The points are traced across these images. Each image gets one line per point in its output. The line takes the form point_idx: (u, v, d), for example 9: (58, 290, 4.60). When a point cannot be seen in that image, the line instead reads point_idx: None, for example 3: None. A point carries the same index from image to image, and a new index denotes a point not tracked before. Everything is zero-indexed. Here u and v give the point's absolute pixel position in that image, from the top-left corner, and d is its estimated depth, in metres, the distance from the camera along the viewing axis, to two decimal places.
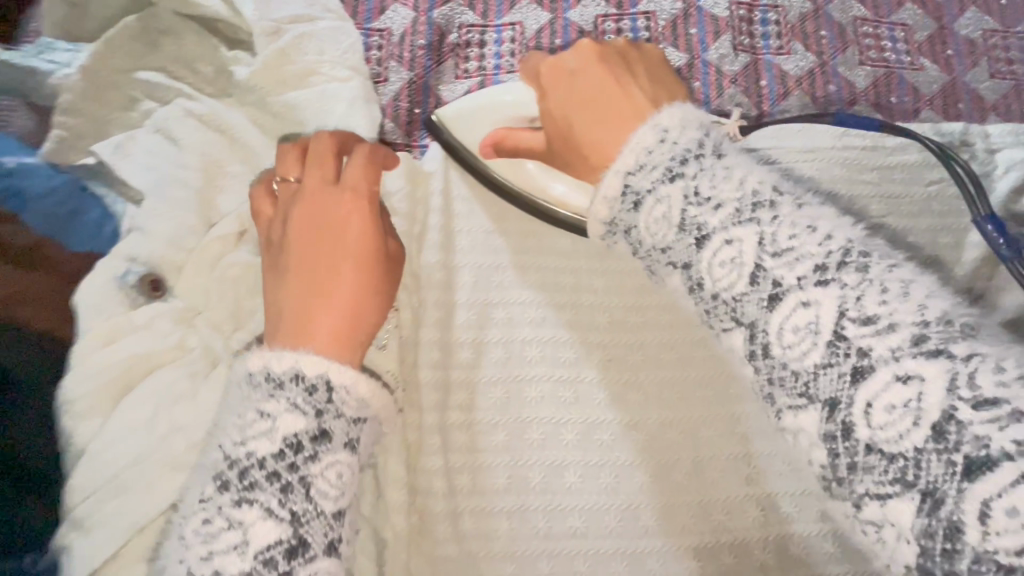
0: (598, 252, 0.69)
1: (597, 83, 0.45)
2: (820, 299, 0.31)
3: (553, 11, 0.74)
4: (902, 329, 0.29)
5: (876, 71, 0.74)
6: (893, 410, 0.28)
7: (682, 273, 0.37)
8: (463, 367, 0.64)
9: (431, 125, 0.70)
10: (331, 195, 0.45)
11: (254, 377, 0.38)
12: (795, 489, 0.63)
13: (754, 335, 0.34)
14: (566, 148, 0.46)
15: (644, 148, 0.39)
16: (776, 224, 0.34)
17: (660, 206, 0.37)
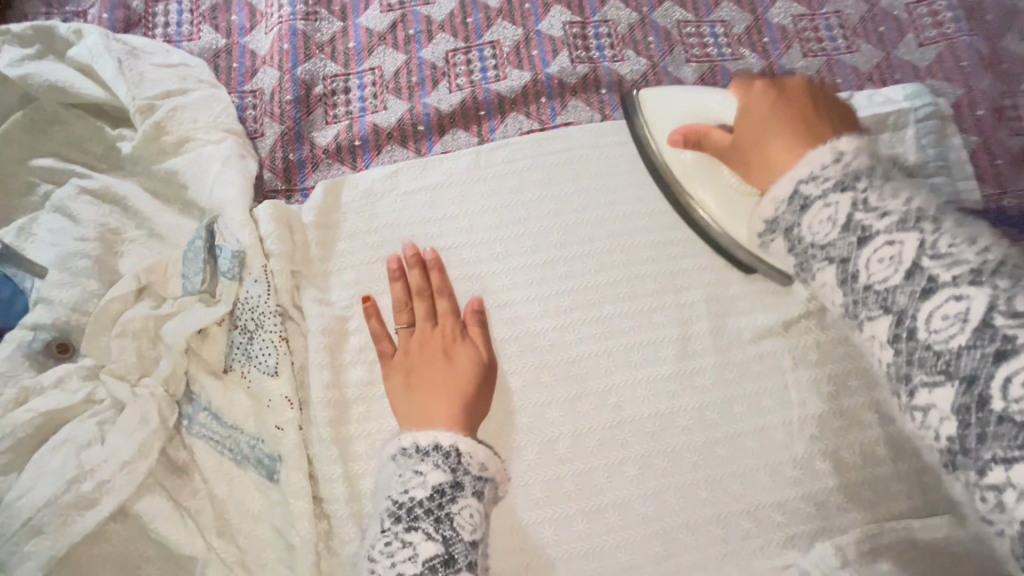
0: (472, 260, 0.75)
1: (799, 105, 0.59)
2: (837, 201, 0.49)
3: (408, 52, 0.82)
4: (962, 264, 0.43)
5: (701, 66, 0.84)
6: (947, 319, 0.43)
7: (837, 264, 0.49)
8: (358, 380, 0.70)
9: (307, 169, 0.77)
10: (434, 329, 0.70)
11: (407, 449, 0.60)
12: (668, 446, 0.71)
13: (902, 320, 0.45)
14: (745, 160, 0.63)
15: (816, 162, 0.51)
16: (937, 234, 0.45)
17: (825, 209, 0.50)
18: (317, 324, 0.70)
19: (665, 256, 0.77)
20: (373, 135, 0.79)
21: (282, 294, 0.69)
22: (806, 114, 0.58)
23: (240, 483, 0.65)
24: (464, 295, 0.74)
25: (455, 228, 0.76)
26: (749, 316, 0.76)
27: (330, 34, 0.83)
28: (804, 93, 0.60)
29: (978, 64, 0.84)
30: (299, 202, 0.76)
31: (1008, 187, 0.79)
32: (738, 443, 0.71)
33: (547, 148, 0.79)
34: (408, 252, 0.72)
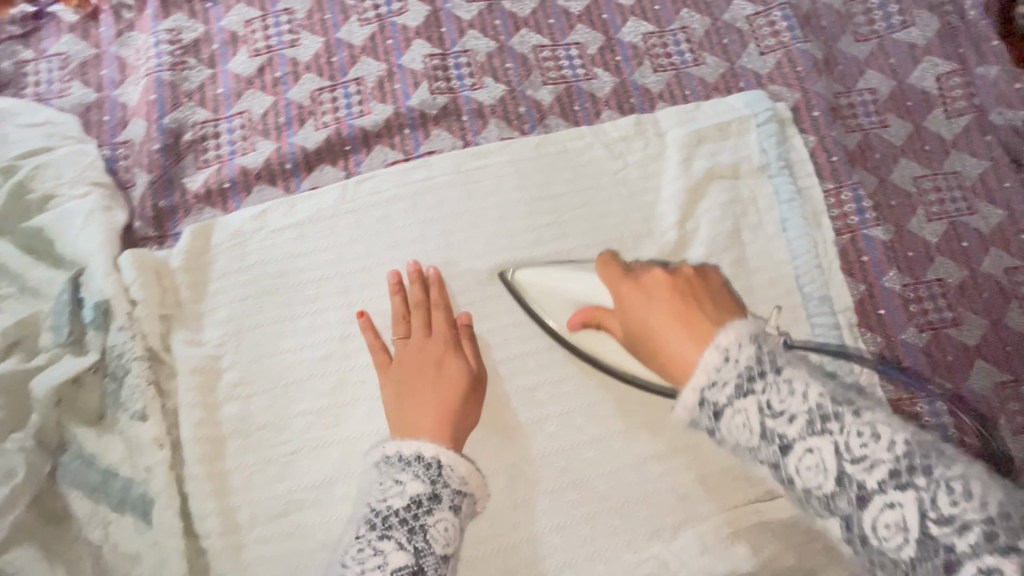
0: (341, 289, 0.79)
1: (665, 300, 0.61)
2: (744, 406, 0.47)
3: (275, 94, 0.86)
4: (797, 417, 0.45)
5: (557, 88, 0.90)
6: (810, 469, 0.44)
7: (770, 466, 0.47)
8: (233, 415, 0.73)
9: (179, 214, 0.80)
10: (426, 343, 0.74)
11: (391, 457, 0.63)
12: (537, 454, 0.74)
13: (779, 468, 0.46)
14: (643, 344, 0.62)
15: (712, 365, 0.49)
16: (844, 433, 0.44)
17: (739, 416, 0.47)
18: (187, 364, 0.73)
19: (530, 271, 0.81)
20: (241, 177, 0.82)
21: (151, 339, 0.72)
22: (690, 308, 0.59)
23: (114, 527, 0.67)
24: (335, 324, 0.78)
25: (325, 259, 0.80)
26: None
27: (198, 81, 0.86)
28: (694, 281, 0.64)
29: (814, 68, 0.90)
30: (172, 247, 0.79)
31: (843, 181, 0.86)
32: (605, 445, 0.75)
33: (412, 177, 0.84)
34: (408, 268, 0.78)
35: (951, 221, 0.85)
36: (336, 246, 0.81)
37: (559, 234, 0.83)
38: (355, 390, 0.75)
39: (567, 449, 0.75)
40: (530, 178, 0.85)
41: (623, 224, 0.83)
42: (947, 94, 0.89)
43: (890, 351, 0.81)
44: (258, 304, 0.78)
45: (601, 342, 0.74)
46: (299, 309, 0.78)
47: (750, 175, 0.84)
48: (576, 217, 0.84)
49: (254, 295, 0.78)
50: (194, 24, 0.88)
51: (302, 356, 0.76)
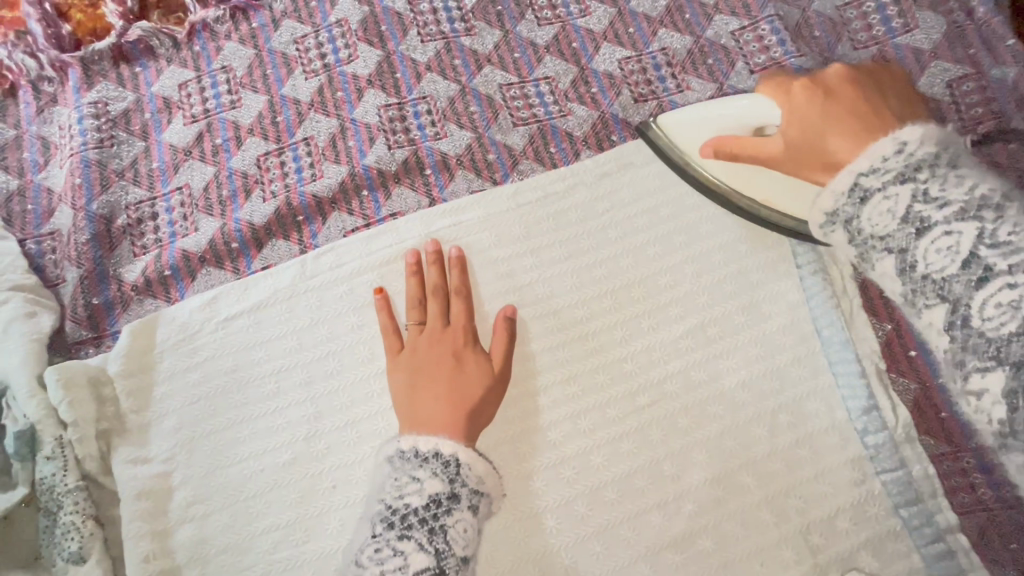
0: (303, 381, 0.70)
1: (852, 101, 0.49)
2: (896, 192, 0.40)
3: (216, 164, 0.77)
4: (953, 203, 0.37)
5: (530, 129, 0.80)
6: (942, 252, 0.37)
7: (894, 254, 0.40)
8: (189, 541, 0.64)
9: (117, 309, 0.72)
10: (451, 330, 0.68)
11: (406, 453, 0.57)
12: (538, 553, 0.66)
13: (902, 257, 0.39)
14: (803, 149, 0.51)
15: (878, 153, 0.42)
16: (999, 221, 0.36)
17: (887, 201, 0.40)
18: (132, 489, 0.64)
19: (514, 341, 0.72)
20: (183, 261, 0.73)
21: (89, 465, 0.64)
22: (875, 109, 0.47)
23: None
24: (298, 422, 0.69)
25: (283, 348, 0.71)
26: (612, 391, 0.71)
27: (131, 156, 0.77)
28: (880, 77, 0.52)
29: None
30: (109, 350, 0.70)
31: None
32: (614, 535, 0.67)
33: (375, 244, 0.75)
34: (429, 249, 0.73)
35: None
36: (296, 331, 0.71)
37: (544, 294, 0.74)
38: (327, 498, 0.66)
39: (576, 541, 0.66)
40: (509, 232, 0.75)
41: (614, 277, 0.75)
42: (961, 100, 0.81)
43: (925, 398, 0.72)
44: (209, 409, 0.68)
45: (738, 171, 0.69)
46: (258, 409, 0.69)
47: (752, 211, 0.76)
48: (563, 273, 0.74)
49: (205, 397, 0.69)
50: (122, 94, 0.80)
51: (264, 464, 0.67)
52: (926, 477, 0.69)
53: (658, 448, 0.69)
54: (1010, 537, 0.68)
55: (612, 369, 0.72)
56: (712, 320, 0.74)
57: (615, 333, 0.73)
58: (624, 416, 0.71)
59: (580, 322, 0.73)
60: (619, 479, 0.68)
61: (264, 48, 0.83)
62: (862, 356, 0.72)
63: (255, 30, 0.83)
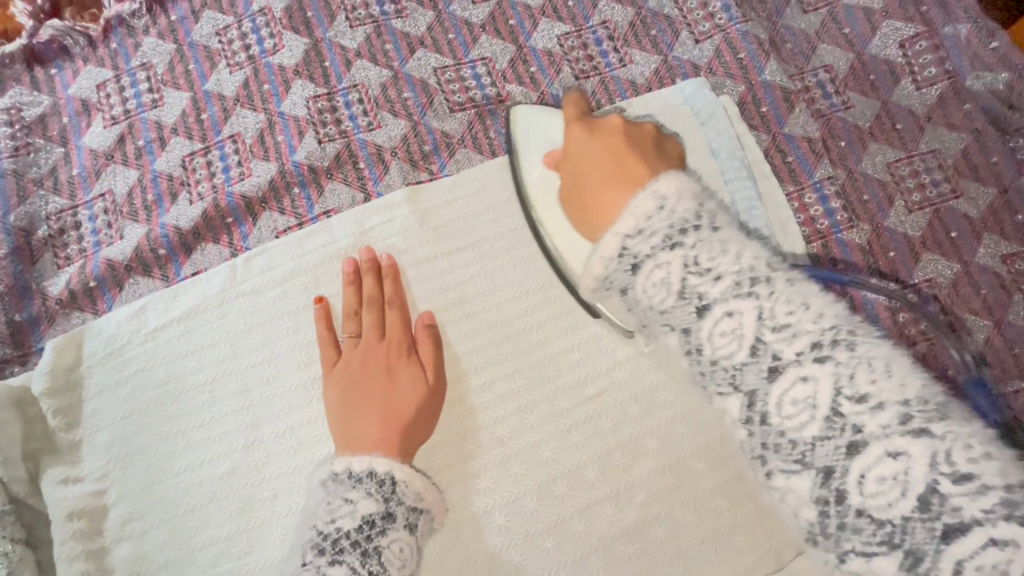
0: (240, 389, 0.68)
1: (614, 147, 0.49)
2: (668, 259, 0.35)
3: (140, 167, 0.74)
4: (725, 275, 0.34)
5: (467, 113, 0.77)
6: (725, 335, 0.34)
7: (679, 333, 0.35)
8: (127, 558, 0.62)
9: (42, 324, 0.69)
10: (386, 342, 0.66)
11: (340, 474, 0.54)
12: (488, 552, 0.64)
13: (687, 337, 0.35)
14: (574, 201, 0.49)
15: (641, 212, 0.37)
16: (774, 299, 0.33)
17: (659, 270, 0.35)
18: (62, 509, 0.62)
19: (458, 334, 0.70)
20: (109, 271, 0.71)
21: (16, 486, 0.62)
22: (625, 159, 0.47)
23: None
24: (236, 431, 0.66)
25: (217, 355, 0.69)
26: (561, 382, 0.69)
27: (49, 163, 0.74)
28: (630, 132, 0.51)
29: (758, 52, 0.79)
30: (36, 365, 0.67)
31: (804, 183, 0.75)
32: (566, 529, 0.65)
33: (311, 244, 0.72)
34: (363, 255, 0.70)
35: (935, 208, 0.74)
36: (231, 338, 0.69)
37: (487, 287, 0.71)
38: (268, 506, 0.64)
39: (527, 538, 0.65)
40: (449, 224, 0.73)
41: None
42: (914, 61, 0.78)
43: None
44: (145, 421, 0.67)
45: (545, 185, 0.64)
46: (194, 419, 0.67)
47: None
48: (507, 263, 0.72)
49: (140, 409, 0.67)
50: (37, 98, 0.76)
51: (200, 476, 0.65)
52: None
53: (609, 436, 0.68)
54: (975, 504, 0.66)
55: (560, 359, 0.70)
56: None
57: (561, 322, 0.71)
58: (573, 407, 0.69)
59: (526, 311, 0.71)
60: (569, 472, 0.67)
61: (185, 42, 0.79)
62: None
63: (175, 23, 0.79)
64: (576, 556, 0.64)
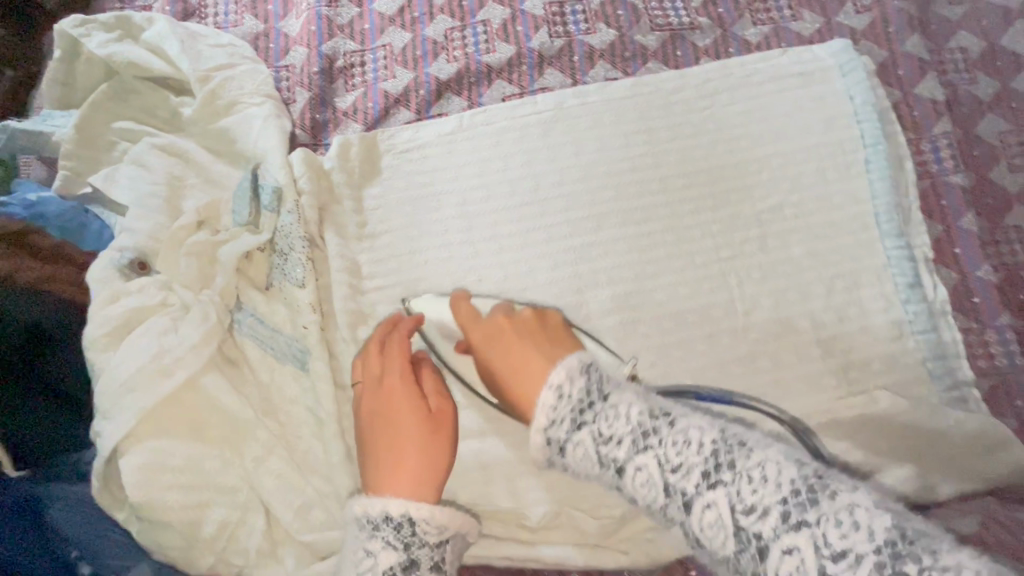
0: (461, 202, 0.91)
1: (519, 331, 0.70)
2: (580, 439, 0.55)
3: (413, 31, 0.98)
4: (624, 439, 0.53)
5: (663, 34, 0.99)
6: (676, 471, 0.49)
7: (614, 472, 0.54)
8: (373, 296, 0.87)
9: (330, 127, 0.94)
10: (404, 386, 0.69)
11: (360, 519, 0.58)
12: (630, 348, 0.85)
13: (686, 531, 0.49)
14: (513, 407, 0.69)
15: (549, 404, 0.58)
16: (666, 447, 0.51)
17: (578, 448, 0.55)
18: (337, 250, 0.87)
19: (628, 193, 0.91)
20: (383, 99, 0.95)
21: (311, 225, 0.86)
22: (541, 340, 0.69)
23: (280, 372, 0.82)
24: (457, 230, 0.90)
25: (445, 177, 0.92)
26: (701, 243, 0.89)
27: (349, 17, 0.99)
28: (531, 323, 0.71)
29: (906, 27, 0.97)
30: (324, 154, 0.92)
31: (922, 134, 0.93)
32: (690, 345, 0.85)
33: (520, 112, 0.95)
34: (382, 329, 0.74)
35: None
36: (458, 166, 0.92)
37: (654, 164, 0.92)
38: (475, 285, 0.88)
39: (658, 343, 0.85)
40: (627, 114, 0.94)
41: (715, 158, 0.93)
42: None
43: (963, 286, 0.87)
44: (392, 211, 0.90)
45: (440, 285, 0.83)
46: (426, 217, 0.90)
47: (841, 123, 0.93)
48: (672, 149, 0.93)
49: (389, 202, 0.91)
50: None
51: (429, 255, 0.89)
52: (952, 341, 0.84)
53: (733, 290, 0.87)
54: (1015, 398, 0.83)
55: (706, 226, 0.90)
56: (792, 203, 0.91)
57: (708, 202, 0.91)
58: (710, 263, 0.89)
59: (686, 187, 0.92)
60: (699, 307, 0.87)
61: None
62: (912, 245, 0.88)
63: None
64: (696, 366, 0.84)
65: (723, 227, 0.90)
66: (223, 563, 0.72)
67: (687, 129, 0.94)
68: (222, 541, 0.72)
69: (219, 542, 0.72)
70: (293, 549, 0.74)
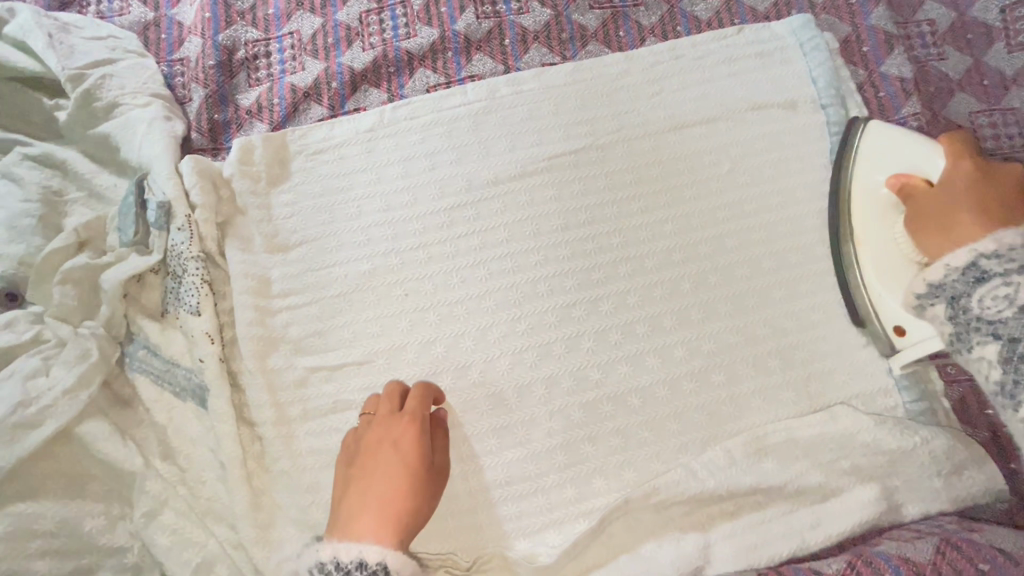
0: (383, 208, 0.81)
1: (1000, 195, 0.63)
2: (1019, 280, 0.53)
3: (324, 16, 0.88)
4: (1016, 258, 0.54)
5: (604, 13, 0.90)
6: (996, 298, 0.54)
7: (947, 301, 0.57)
8: (285, 320, 0.77)
9: (232, 128, 0.83)
10: (394, 425, 0.64)
11: (325, 564, 0.51)
12: (573, 366, 0.77)
13: (965, 307, 0.56)
14: (932, 223, 0.66)
15: (1006, 244, 0.56)
16: (1013, 250, 0.55)
17: (1002, 288, 0.54)
18: (240, 269, 0.77)
19: (570, 192, 0.82)
20: (291, 94, 0.85)
21: (208, 242, 0.76)
22: (998, 206, 0.62)
23: (178, 411, 0.73)
24: (379, 239, 0.80)
25: (364, 180, 0.82)
26: (649, 245, 0.81)
27: (251, 2, 0.88)
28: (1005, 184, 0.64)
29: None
30: (224, 159, 0.82)
31: (890, 116, 0.84)
32: (640, 360, 0.77)
33: (446, 104, 0.84)
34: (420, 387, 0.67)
35: (1007, 156, 0.84)
36: (378, 167, 0.82)
37: (597, 158, 0.83)
38: (399, 302, 0.78)
39: (603, 359, 0.77)
40: (566, 103, 0.85)
41: (663, 149, 0.84)
42: (1010, 27, 0.88)
43: None
44: (305, 222, 0.80)
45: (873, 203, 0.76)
46: (343, 227, 0.80)
47: (798, 107, 0.85)
48: (616, 140, 0.84)
49: (300, 212, 0.81)
50: None
51: (347, 270, 0.79)
52: None
53: (686, 296, 0.79)
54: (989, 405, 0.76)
55: (654, 227, 0.82)
56: (746, 199, 0.83)
57: (659, 199, 0.83)
58: (660, 268, 0.80)
59: (633, 183, 0.83)
60: (650, 317, 0.79)
61: None
62: None
63: None
64: (645, 383, 0.76)
65: (673, 227, 0.82)
66: None
67: (633, 117, 0.85)
68: None
69: None
70: None
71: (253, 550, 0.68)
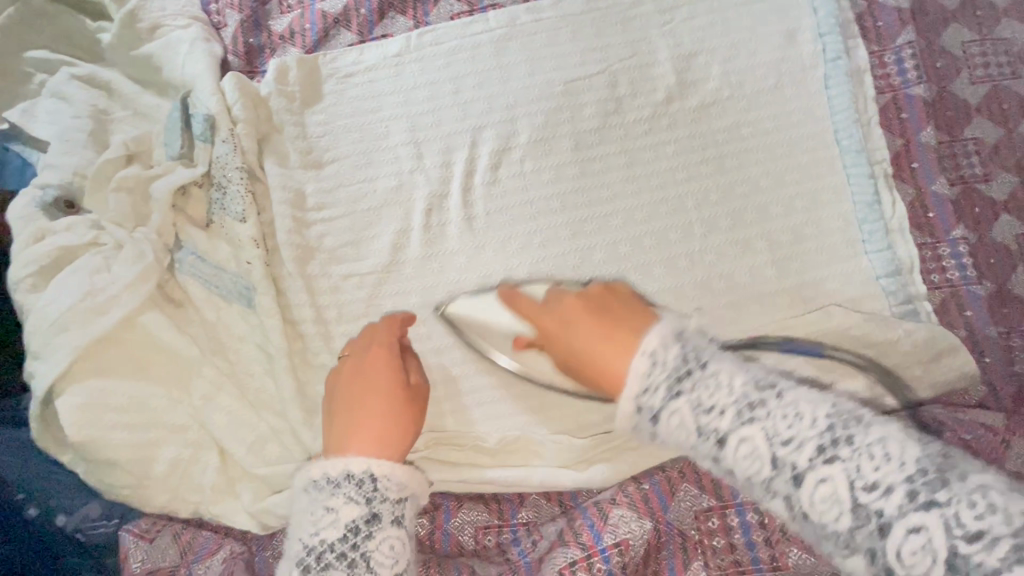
0: (410, 129, 0.86)
1: (589, 315, 0.63)
2: (750, 433, 0.47)
3: None
4: (896, 489, 0.42)
5: None
6: (915, 552, 0.41)
7: (782, 499, 0.46)
8: (319, 232, 0.83)
9: (267, 52, 0.88)
10: (370, 358, 0.70)
11: (318, 480, 0.60)
12: (587, 274, 0.83)
13: (874, 559, 0.43)
14: (574, 372, 0.59)
15: (641, 375, 0.52)
16: (857, 455, 0.44)
17: (674, 416, 0.50)
18: (279, 182, 0.82)
19: (584, 116, 0.88)
20: (321, 20, 0.89)
21: (249, 156, 0.82)
22: (606, 316, 0.62)
23: (226, 312, 0.79)
24: (405, 158, 0.86)
25: (393, 102, 0.87)
26: (657, 166, 0.87)
27: None
28: (602, 296, 0.66)
29: None
30: (261, 81, 0.86)
31: (886, 46, 0.90)
32: (648, 270, 0.84)
33: (470, 31, 0.89)
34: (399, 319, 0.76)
35: (994, 84, 0.89)
36: (406, 90, 0.87)
37: (612, 83, 0.89)
38: (425, 216, 0.84)
39: (614, 268, 0.84)
40: (583, 30, 0.89)
41: (674, 75, 0.89)
42: None
43: (919, 202, 0.87)
44: (340, 140, 0.86)
45: (503, 321, 0.73)
46: (374, 146, 0.86)
47: (799, 37, 0.90)
48: (629, 66, 0.89)
49: (334, 131, 0.86)
50: None
51: (376, 187, 0.85)
52: (907, 258, 0.84)
53: (691, 213, 0.86)
54: (965, 310, 0.84)
55: (663, 148, 0.88)
56: (747, 122, 0.88)
57: (668, 123, 0.88)
58: (666, 187, 0.87)
59: (644, 106, 0.89)
60: (658, 230, 0.85)
61: None
62: (872, 162, 0.87)
63: None
64: (653, 291, 0.83)
65: (682, 148, 0.88)
66: (178, 501, 0.71)
67: (647, 44, 0.90)
68: (175, 479, 0.71)
69: (172, 480, 0.71)
70: (249, 485, 0.73)
71: (300, 433, 0.75)
